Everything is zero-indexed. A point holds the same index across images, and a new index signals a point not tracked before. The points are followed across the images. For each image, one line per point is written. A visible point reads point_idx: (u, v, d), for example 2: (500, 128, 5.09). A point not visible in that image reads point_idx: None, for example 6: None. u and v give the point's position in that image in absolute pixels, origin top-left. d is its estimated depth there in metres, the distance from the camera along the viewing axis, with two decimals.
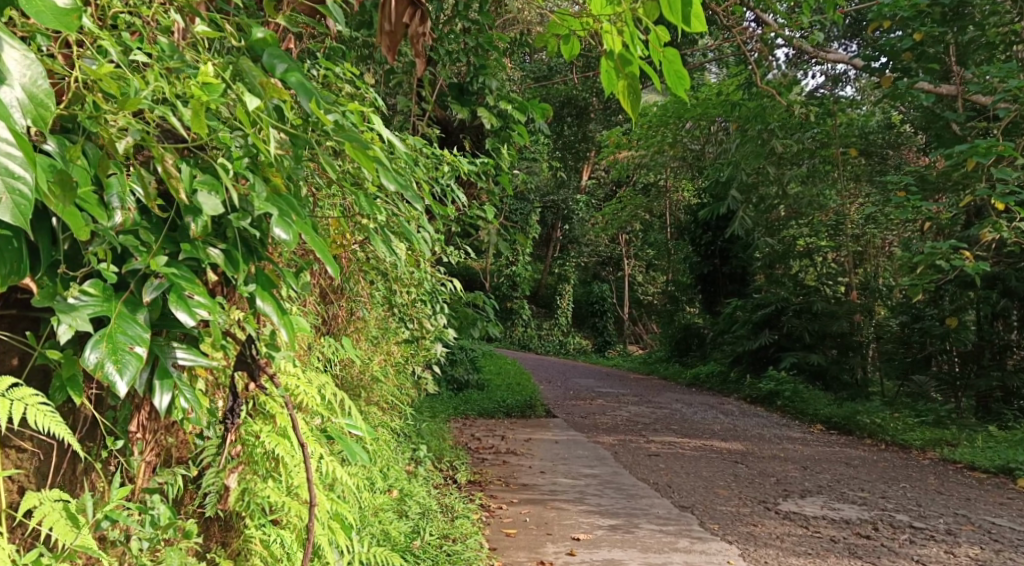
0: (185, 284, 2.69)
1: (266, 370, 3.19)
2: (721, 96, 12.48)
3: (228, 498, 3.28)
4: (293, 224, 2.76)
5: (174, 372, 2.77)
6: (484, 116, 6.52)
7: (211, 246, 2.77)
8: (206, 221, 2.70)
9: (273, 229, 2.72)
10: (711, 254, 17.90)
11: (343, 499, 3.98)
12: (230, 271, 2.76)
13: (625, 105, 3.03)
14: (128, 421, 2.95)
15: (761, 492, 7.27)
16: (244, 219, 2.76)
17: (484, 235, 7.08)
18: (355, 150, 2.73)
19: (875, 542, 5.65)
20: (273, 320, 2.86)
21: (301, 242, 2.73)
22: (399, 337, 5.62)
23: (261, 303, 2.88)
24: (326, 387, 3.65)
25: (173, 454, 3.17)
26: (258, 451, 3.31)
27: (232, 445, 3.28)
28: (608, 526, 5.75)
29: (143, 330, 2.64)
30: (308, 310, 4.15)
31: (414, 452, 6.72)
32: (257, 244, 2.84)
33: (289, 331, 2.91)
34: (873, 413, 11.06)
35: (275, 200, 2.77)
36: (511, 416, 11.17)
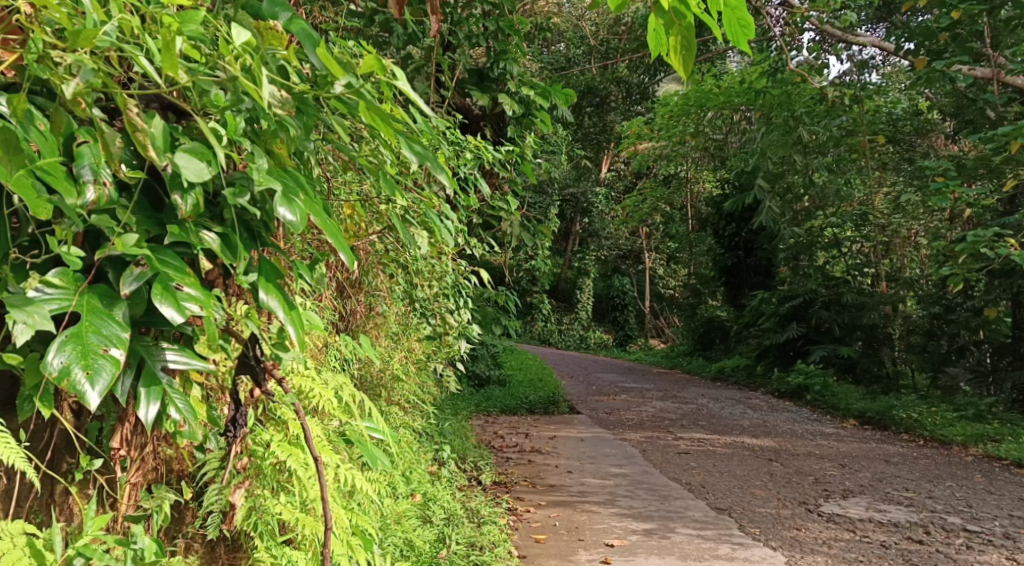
0: (170, 275, 2.39)
1: (272, 375, 2.86)
2: (744, 83, 12.14)
3: (233, 517, 3.00)
4: (303, 204, 2.46)
5: (163, 378, 2.47)
6: (505, 103, 6.21)
7: (205, 229, 2.47)
8: (195, 198, 2.41)
9: (277, 209, 2.42)
10: (734, 246, 17.51)
11: (364, 511, 3.66)
12: (227, 259, 2.47)
13: (677, 65, 2.71)
14: (109, 436, 2.69)
15: (800, 493, 6.94)
16: (242, 196, 2.47)
17: (508, 227, 6.80)
18: (371, 114, 2.42)
19: (930, 548, 5.32)
20: (277, 316, 2.52)
21: (311, 222, 2.43)
22: (421, 334, 5.31)
23: (265, 297, 2.54)
24: (343, 388, 3.35)
25: (170, 474, 2.89)
26: (266, 462, 3.06)
27: (238, 457, 2.99)
28: (642, 531, 5.44)
29: (121, 329, 2.35)
30: (323, 307, 3.83)
31: (438, 453, 6.44)
32: (261, 225, 2.56)
33: (298, 329, 2.57)
34: (909, 407, 10.70)
35: (281, 174, 2.48)
36: (534, 413, 10.87)
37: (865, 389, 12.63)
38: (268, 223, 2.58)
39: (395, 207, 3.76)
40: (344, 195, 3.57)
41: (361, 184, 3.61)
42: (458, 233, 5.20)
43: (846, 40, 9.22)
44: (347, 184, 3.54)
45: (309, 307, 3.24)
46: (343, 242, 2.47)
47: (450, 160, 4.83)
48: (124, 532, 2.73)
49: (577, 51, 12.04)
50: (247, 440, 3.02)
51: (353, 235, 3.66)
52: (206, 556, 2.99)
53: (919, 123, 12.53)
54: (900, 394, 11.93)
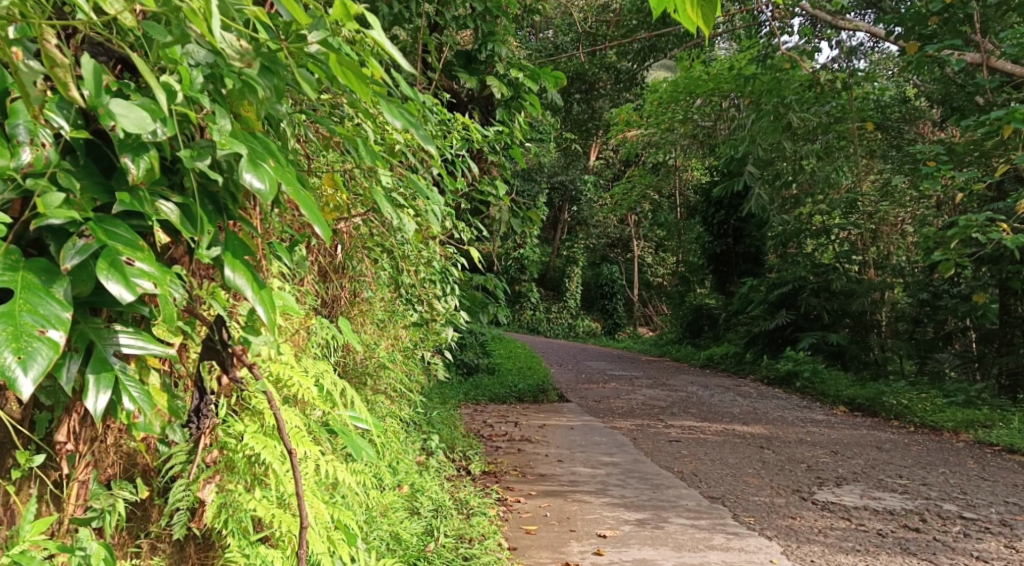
0: (120, 248, 2.27)
1: (240, 360, 2.73)
2: (733, 70, 12.02)
3: (203, 514, 2.90)
4: (272, 169, 2.34)
5: (116, 363, 2.39)
6: (493, 85, 6.06)
7: (163, 199, 2.37)
8: (146, 163, 2.30)
9: (243, 175, 2.30)
10: (724, 233, 17.39)
11: (348, 505, 3.52)
12: (185, 230, 2.36)
13: (696, 21, 2.50)
14: (56, 429, 2.54)
15: (794, 481, 6.84)
16: (199, 159, 2.34)
17: (496, 212, 6.66)
18: (341, 67, 2.30)
19: (927, 536, 5.23)
20: (245, 293, 2.38)
21: (281, 189, 2.31)
22: (409, 321, 5.17)
23: (231, 274, 2.40)
24: (325, 376, 3.22)
25: (134, 469, 2.78)
26: (235, 454, 2.96)
27: (206, 450, 2.91)
28: (635, 521, 5.33)
29: (62, 309, 2.24)
30: (302, 294, 3.70)
31: (426, 442, 6.32)
32: (228, 195, 2.45)
33: (267, 309, 2.42)
34: (900, 393, 10.62)
35: (248, 138, 2.37)
36: (523, 401, 10.77)
37: (855, 375, 12.55)
38: (236, 194, 2.46)
39: (381, 184, 3.64)
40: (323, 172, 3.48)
41: (344, 161, 3.47)
42: (445, 218, 5.06)
43: (834, 24, 9.03)
44: (325, 157, 3.42)
45: (285, 292, 3.15)
46: (317, 212, 2.34)
47: (437, 140, 4.66)
48: (70, 536, 2.60)
49: (564, 37, 11.81)
50: (216, 433, 2.92)
51: (336, 215, 3.53)
52: (175, 557, 2.87)
53: (908, 109, 12.37)
54: (890, 380, 11.85)
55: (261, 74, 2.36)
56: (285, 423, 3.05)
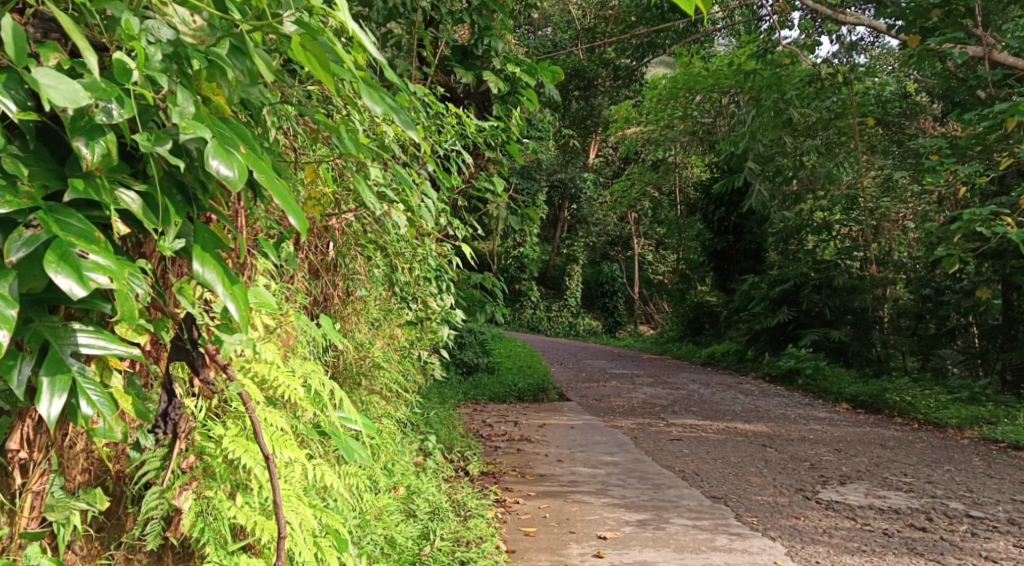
0: (71, 240, 2.19)
1: (212, 361, 2.67)
2: (733, 66, 11.92)
3: (179, 523, 2.82)
4: (241, 155, 2.26)
5: (73, 364, 2.30)
6: (489, 81, 5.93)
7: (124, 189, 2.29)
8: (102, 146, 2.21)
9: (209, 161, 2.22)
10: (724, 230, 17.27)
11: (337, 511, 3.40)
12: (147, 221, 2.27)
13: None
14: (7, 437, 2.43)
15: (797, 480, 6.74)
16: (160, 144, 2.25)
17: (494, 209, 6.53)
18: (304, 48, 2.25)
19: (934, 536, 5.13)
20: (216, 289, 2.30)
21: (250, 177, 2.24)
22: (405, 320, 5.06)
23: (199, 267, 2.32)
24: (312, 375, 3.12)
25: (105, 475, 2.71)
26: (213, 459, 2.88)
27: (182, 456, 2.82)
28: (636, 522, 5.23)
29: (6, 306, 2.14)
30: (291, 292, 3.61)
31: (423, 443, 6.22)
32: (197, 183, 2.36)
33: (238, 306, 2.35)
34: (903, 390, 10.51)
35: (215, 123, 2.28)
36: (523, 401, 10.66)
37: (858, 372, 12.43)
38: (205, 184, 2.38)
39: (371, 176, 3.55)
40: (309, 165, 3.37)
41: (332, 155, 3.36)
42: (440, 215, 4.96)
43: (835, 19, 8.89)
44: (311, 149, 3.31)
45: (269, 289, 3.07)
46: (290, 200, 2.27)
47: (429, 134, 4.53)
48: (20, 552, 2.48)
49: (562, 35, 11.61)
50: (194, 438, 2.86)
51: (320, 208, 3.42)
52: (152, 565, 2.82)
53: (908, 104, 12.25)
54: (892, 376, 11.75)
55: (232, 53, 2.34)
56: (267, 426, 2.94)
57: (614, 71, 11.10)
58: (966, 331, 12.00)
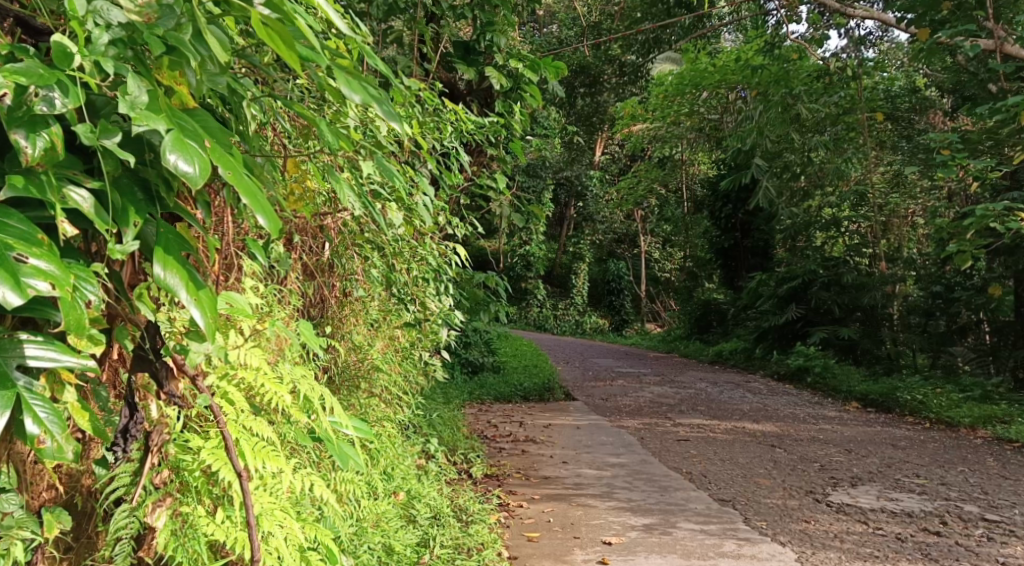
0: (10, 243, 2.13)
1: (177, 370, 2.65)
2: (739, 62, 11.79)
3: (151, 543, 2.73)
4: (203, 150, 2.21)
5: (19, 378, 2.21)
6: (491, 77, 5.79)
7: (75, 186, 2.25)
8: (45, 140, 2.18)
9: (167, 155, 2.16)
10: (731, 227, 17.12)
11: (330, 528, 3.31)
12: (98, 219, 2.24)
13: None
14: None
15: (806, 481, 6.61)
16: (107, 136, 2.22)
17: (497, 208, 6.38)
18: (266, 30, 2.21)
19: (948, 541, 5.00)
20: (179, 295, 2.25)
21: (212, 173, 2.18)
22: (404, 322, 4.93)
23: (162, 273, 2.26)
24: (301, 381, 3.03)
25: (75, 490, 2.67)
26: (190, 474, 2.79)
27: (155, 471, 2.74)
28: (643, 527, 5.11)
29: None
30: (284, 294, 3.54)
31: (426, 445, 6.10)
32: (159, 181, 2.33)
33: (202, 312, 2.29)
34: (913, 388, 10.38)
35: (172, 114, 2.23)
36: (529, 400, 10.54)
37: (867, 370, 12.28)
38: (169, 181, 2.35)
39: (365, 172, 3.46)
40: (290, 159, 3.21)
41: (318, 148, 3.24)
42: (439, 213, 4.84)
43: (843, 12, 8.72)
44: (295, 137, 3.13)
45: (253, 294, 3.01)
46: (258, 200, 2.22)
47: (427, 131, 4.41)
48: None
49: (567, 33, 11.40)
50: (168, 451, 2.76)
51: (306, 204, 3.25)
52: None
53: (917, 99, 12.09)
54: (902, 374, 11.60)
55: (195, 41, 2.29)
56: (250, 436, 2.86)
57: (619, 68, 10.91)
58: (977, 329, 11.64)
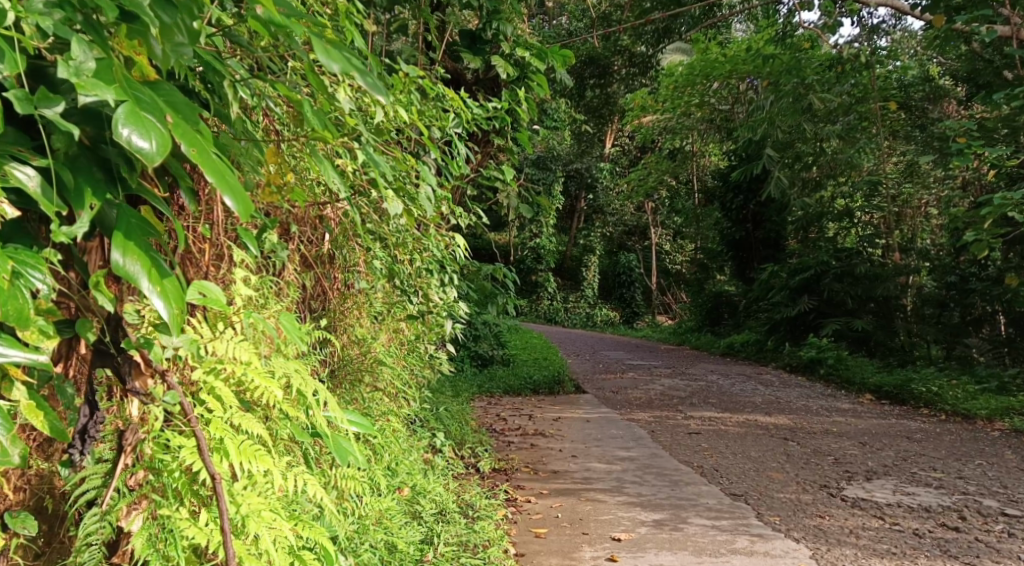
0: None
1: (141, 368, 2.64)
2: (751, 51, 11.60)
3: (123, 549, 2.69)
4: (162, 124, 2.19)
5: None
6: (499, 66, 5.64)
7: (20, 165, 2.24)
8: None
9: (120, 128, 2.14)
10: (742, 219, 16.94)
11: (326, 529, 3.23)
12: (44, 200, 2.23)
13: None
14: None
15: (820, 475, 6.48)
16: (50, 106, 2.21)
17: (505, 198, 6.23)
18: None
19: (967, 536, 4.88)
20: (142, 284, 2.28)
21: (170, 150, 2.17)
22: (406, 314, 4.78)
23: (123, 259, 2.27)
24: (292, 375, 2.94)
25: (43, 493, 2.64)
26: (168, 476, 2.72)
27: (128, 473, 2.70)
28: (653, 522, 4.99)
29: None
30: (280, 286, 3.48)
31: (432, 439, 5.98)
32: (119, 160, 2.31)
33: (165, 301, 2.31)
34: (928, 380, 10.23)
35: (128, 85, 2.21)
36: (538, 393, 10.41)
37: (881, 361, 12.11)
38: (129, 160, 2.32)
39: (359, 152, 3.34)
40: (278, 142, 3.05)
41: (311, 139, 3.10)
42: (442, 203, 4.69)
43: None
44: (286, 120, 2.97)
45: (240, 284, 2.94)
46: (223, 179, 2.20)
47: (429, 119, 4.27)
48: None
49: (577, 25, 11.25)
50: (144, 451, 2.71)
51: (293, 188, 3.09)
52: None
53: (931, 88, 11.92)
54: (917, 366, 11.45)
55: (160, 7, 2.24)
56: (239, 435, 2.80)
57: (629, 58, 10.74)
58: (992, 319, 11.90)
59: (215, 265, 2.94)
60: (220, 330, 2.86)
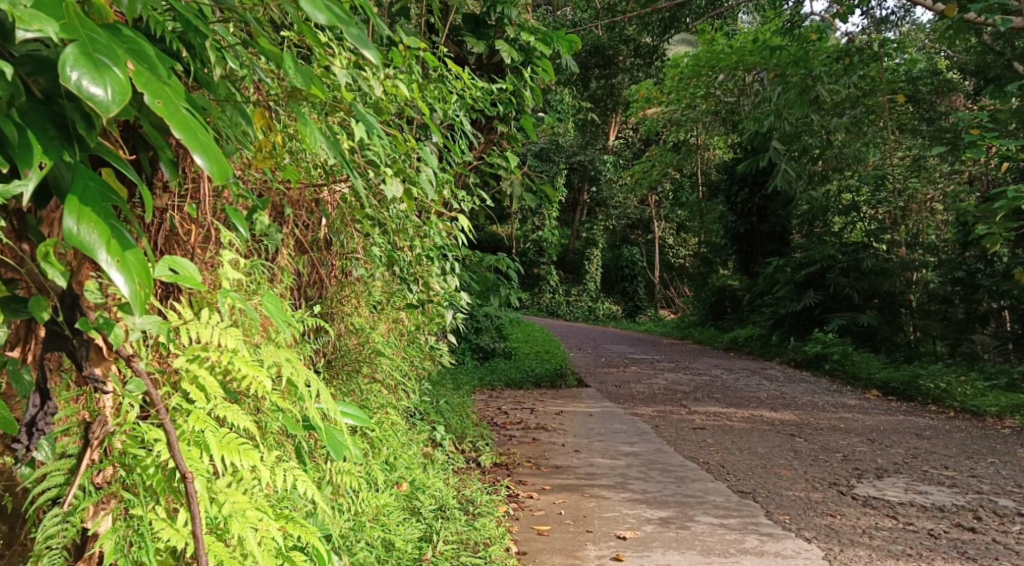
0: None
1: (103, 355, 2.48)
2: (758, 43, 11.36)
3: (90, 550, 2.56)
4: (119, 70, 1.97)
5: None
6: (502, 50, 5.45)
7: None
8: None
9: (70, 72, 1.93)
10: (747, 212, 16.76)
11: (318, 528, 3.09)
12: None
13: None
14: None
15: (830, 473, 6.32)
16: None
17: (509, 187, 6.06)
18: None
19: (984, 537, 4.73)
20: (99, 257, 2.01)
21: (127, 99, 1.95)
22: (405, 304, 4.61)
23: (79, 227, 2.01)
24: (282, 366, 2.78)
25: None
26: (142, 472, 2.58)
27: (95, 469, 2.56)
28: (659, 520, 4.84)
29: None
30: (275, 273, 3.35)
31: (432, 433, 5.83)
32: (74, 115, 2.06)
33: (126, 275, 2.04)
34: (935, 376, 10.06)
35: (84, 25, 1.98)
36: (540, 387, 10.26)
37: (887, 356, 11.94)
38: (87, 116, 2.06)
39: (356, 127, 3.18)
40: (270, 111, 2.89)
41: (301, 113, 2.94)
42: (444, 188, 4.53)
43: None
44: (275, 87, 2.80)
45: (228, 267, 2.79)
46: (192, 136, 1.99)
47: (431, 98, 4.10)
48: None
49: (581, 15, 11.03)
50: (114, 445, 2.58)
51: (278, 160, 2.92)
52: None
53: (940, 81, 11.68)
54: (924, 361, 11.30)
55: None
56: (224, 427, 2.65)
57: (634, 49, 10.47)
58: (997, 316, 11.49)
59: (201, 247, 2.83)
60: (206, 317, 2.72)
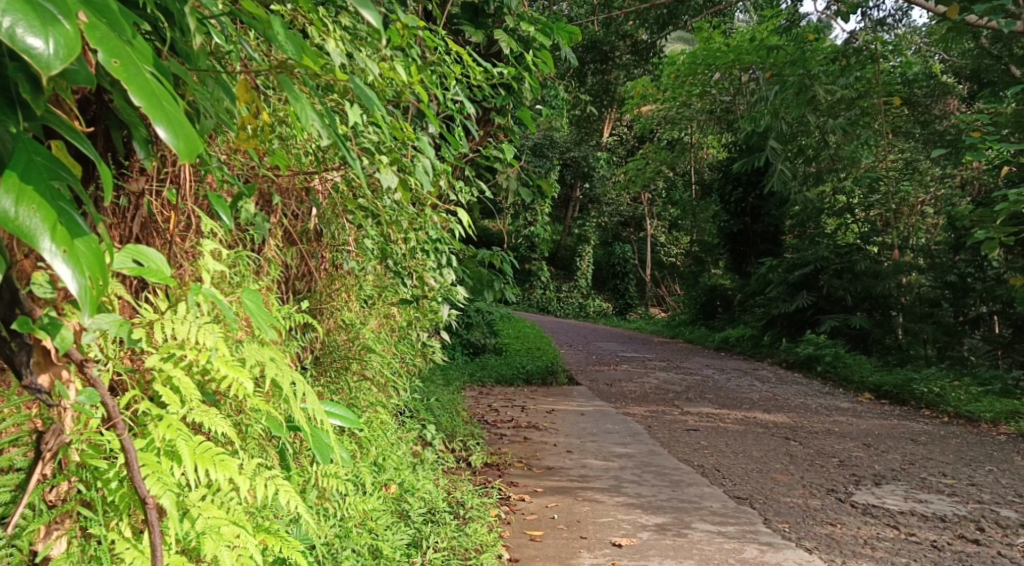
0: None
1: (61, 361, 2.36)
2: (755, 41, 11.17)
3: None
4: (67, 21, 1.90)
5: None
6: (501, 40, 5.24)
7: None
8: None
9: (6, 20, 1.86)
10: (741, 212, 16.59)
11: (301, 538, 2.96)
12: None
13: None
14: None
15: (826, 479, 6.18)
16: None
17: (504, 181, 5.88)
18: None
19: (989, 550, 4.60)
20: (42, 246, 1.93)
21: (73, 54, 1.88)
22: (398, 299, 4.45)
23: (23, 210, 1.94)
24: (264, 363, 2.64)
25: None
26: (102, 485, 2.51)
27: (48, 483, 2.46)
28: (655, 527, 4.69)
29: None
30: (262, 266, 3.22)
31: (421, 432, 5.66)
32: (18, 77, 1.98)
33: (74, 269, 1.97)
34: (930, 380, 9.95)
35: None
36: (531, 384, 10.10)
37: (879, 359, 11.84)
38: (32, 79, 1.99)
39: (352, 110, 3.01)
40: (258, 88, 2.74)
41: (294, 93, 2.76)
42: (442, 179, 4.38)
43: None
44: (265, 63, 2.63)
45: (211, 260, 2.65)
46: (152, 104, 1.94)
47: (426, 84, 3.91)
48: None
49: (577, 10, 10.88)
50: (69, 458, 2.49)
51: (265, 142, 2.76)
52: None
53: (937, 83, 11.51)
54: (917, 365, 11.17)
55: None
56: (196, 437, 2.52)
57: (632, 44, 10.32)
58: (989, 320, 11.40)
59: (181, 236, 2.70)
60: (183, 312, 2.57)
